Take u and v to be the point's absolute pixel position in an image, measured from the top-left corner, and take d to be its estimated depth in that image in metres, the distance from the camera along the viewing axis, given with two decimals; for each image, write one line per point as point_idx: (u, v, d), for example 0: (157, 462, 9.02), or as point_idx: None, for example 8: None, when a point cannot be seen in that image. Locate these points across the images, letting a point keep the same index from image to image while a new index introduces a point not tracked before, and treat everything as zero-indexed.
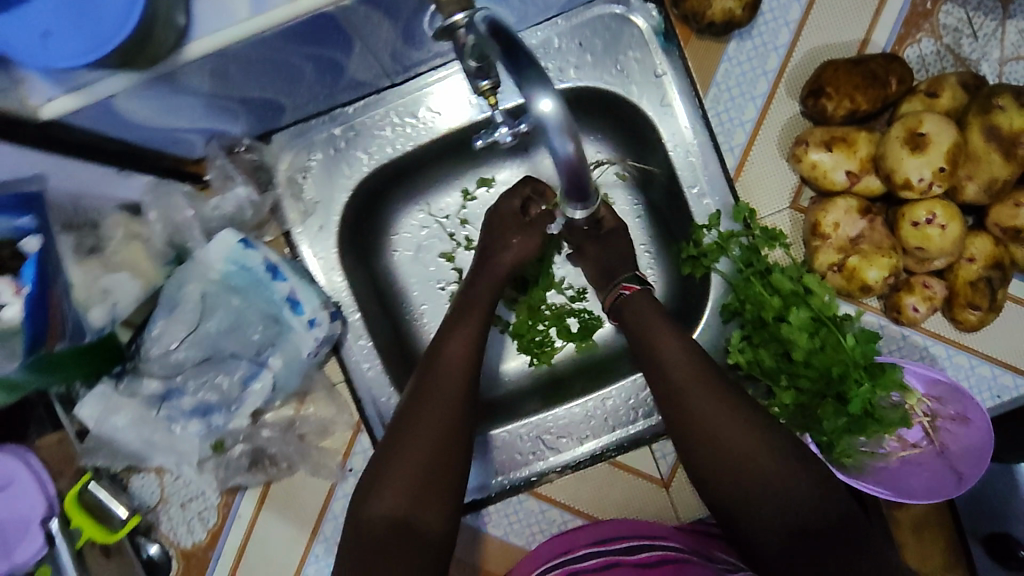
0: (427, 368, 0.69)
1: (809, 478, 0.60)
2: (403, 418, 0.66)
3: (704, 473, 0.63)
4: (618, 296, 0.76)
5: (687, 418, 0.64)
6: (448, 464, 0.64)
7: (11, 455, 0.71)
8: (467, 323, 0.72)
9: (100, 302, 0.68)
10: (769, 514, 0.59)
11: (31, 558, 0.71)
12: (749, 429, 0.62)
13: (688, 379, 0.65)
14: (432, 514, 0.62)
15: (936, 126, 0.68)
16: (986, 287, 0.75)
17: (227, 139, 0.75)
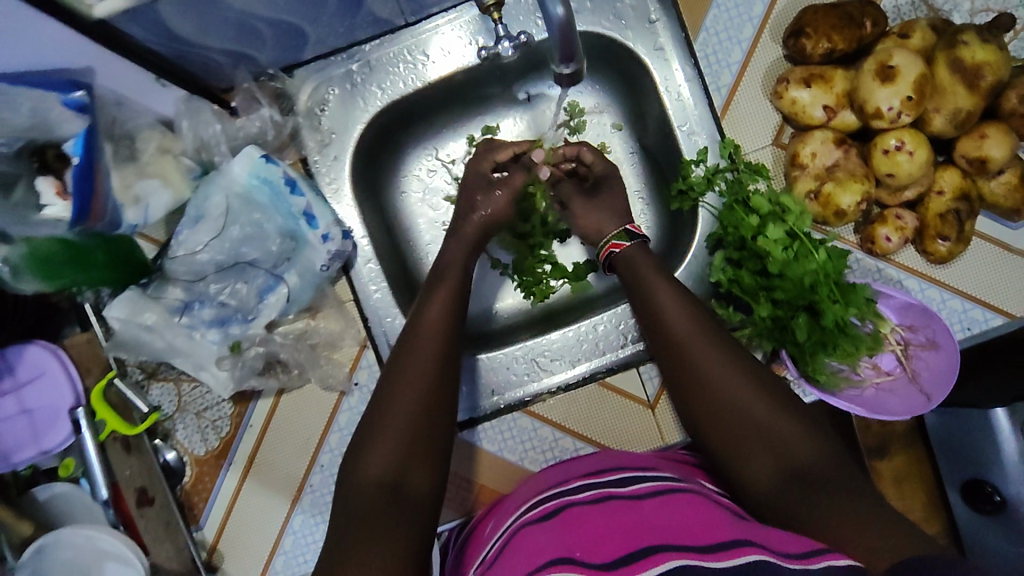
0: (404, 340, 0.73)
1: (798, 418, 0.64)
2: (383, 387, 0.69)
3: (701, 421, 0.68)
4: (609, 254, 0.83)
5: (686, 367, 0.70)
6: (429, 428, 0.66)
7: (43, 348, 0.78)
8: (438, 295, 0.77)
9: (133, 205, 0.78)
10: (757, 453, 0.63)
11: (56, 447, 0.78)
12: (741, 373, 0.67)
13: (685, 333, 0.71)
14: (418, 472, 0.64)
15: (904, 59, 0.73)
16: (954, 219, 0.79)
17: (253, 67, 0.82)
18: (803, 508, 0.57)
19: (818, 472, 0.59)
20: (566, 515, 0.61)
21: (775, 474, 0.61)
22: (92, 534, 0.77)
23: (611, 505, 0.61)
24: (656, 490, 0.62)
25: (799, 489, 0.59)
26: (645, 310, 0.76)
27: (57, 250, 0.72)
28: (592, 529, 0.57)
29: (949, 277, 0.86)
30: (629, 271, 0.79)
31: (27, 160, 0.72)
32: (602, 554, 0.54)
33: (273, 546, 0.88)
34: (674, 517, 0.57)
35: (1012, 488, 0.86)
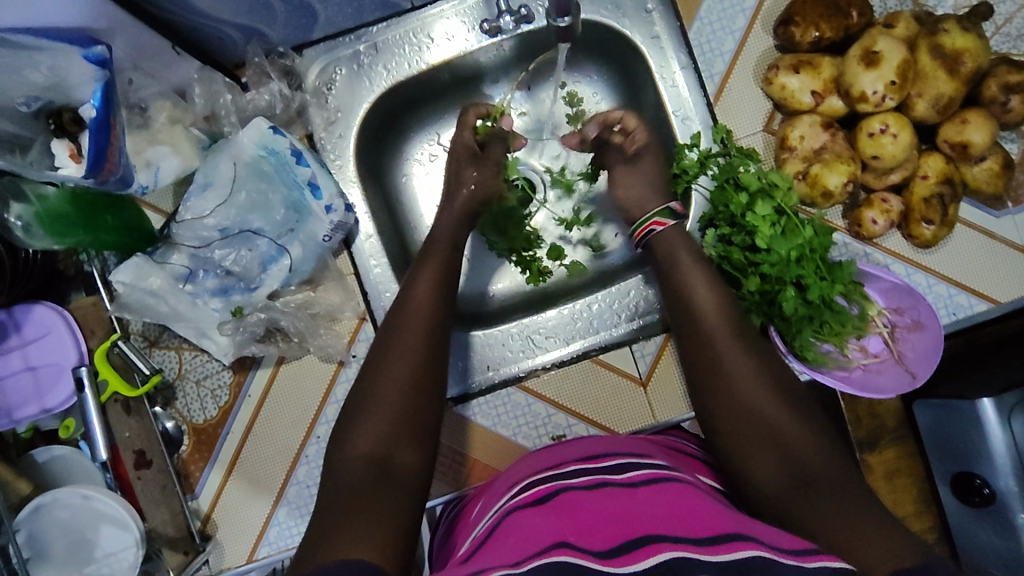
0: (396, 318, 0.72)
1: (810, 424, 0.64)
2: (376, 366, 0.68)
3: (716, 412, 0.67)
4: (651, 231, 0.82)
5: (711, 360, 0.70)
6: (418, 407, 0.66)
7: (49, 308, 0.80)
8: (425, 276, 0.76)
9: (144, 169, 0.79)
10: (766, 450, 0.62)
11: (58, 406, 0.80)
12: (764, 375, 0.67)
13: (716, 328, 0.71)
14: (405, 451, 0.63)
15: (887, 44, 0.77)
16: (937, 202, 0.81)
17: (265, 43, 0.86)
18: (804, 509, 0.57)
19: (822, 474, 0.59)
20: (559, 502, 0.61)
21: (781, 474, 0.60)
22: (89, 494, 0.79)
23: (607, 493, 0.61)
24: (651, 478, 0.63)
25: (803, 490, 0.58)
26: (676, 298, 0.76)
27: (67, 208, 0.75)
28: (588, 519, 0.56)
29: (934, 263, 0.87)
30: (668, 249, 0.80)
31: (44, 122, 0.74)
32: (598, 541, 0.53)
33: (267, 517, 0.88)
34: (665, 509, 0.57)
35: (1001, 481, 0.85)
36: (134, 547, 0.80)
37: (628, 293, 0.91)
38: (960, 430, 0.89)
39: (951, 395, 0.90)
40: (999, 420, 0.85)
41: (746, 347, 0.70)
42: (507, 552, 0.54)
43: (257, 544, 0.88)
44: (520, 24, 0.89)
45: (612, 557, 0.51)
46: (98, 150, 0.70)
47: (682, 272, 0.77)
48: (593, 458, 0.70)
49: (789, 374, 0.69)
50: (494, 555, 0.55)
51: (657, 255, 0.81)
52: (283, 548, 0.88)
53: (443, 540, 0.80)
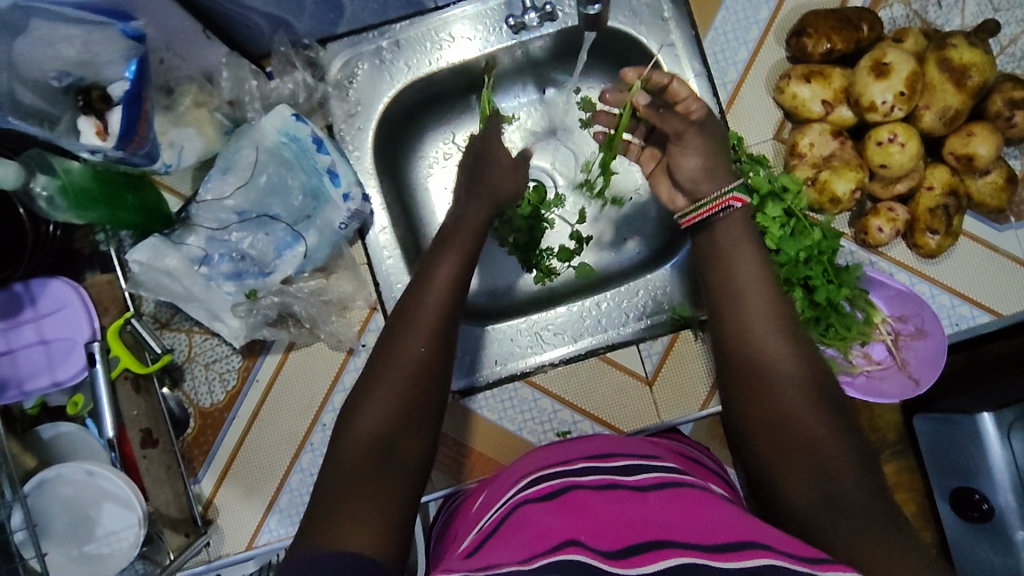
0: (410, 301, 0.66)
1: (850, 442, 0.58)
2: (387, 354, 0.62)
3: (748, 418, 0.62)
4: (726, 208, 0.71)
5: (749, 353, 0.64)
6: (425, 396, 0.61)
7: (65, 283, 0.80)
8: (450, 254, 0.70)
9: (168, 148, 0.81)
10: (799, 464, 0.57)
11: (69, 380, 0.81)
12: (807, 383, 0.62)
13: (759, 323, 0.65)
14: (410, 442, 0.59)
15: (897, 56, 0.79)
16: (943, 213, 0.83)
17: (291, 34, 0.87)
18: (837, 532, 0.52)
19: (856, 496, 0.54)
20: (569, 501, 0.59)
21: (812, 490, 0.55)
22: (94, 471, 0.78)
23: (617, 495, 0.60)
24: (660, 484, 0.63)
25: (835, 510, 0.53)
26: (722, 286, 0.69)
27: (90, 184, 0.75)
28: (599, 520, 0.55)
29: (940, 274, 0.89)
30: (723, 222, 0.71)
31: (74, 98, 0.74)
32: (608, 542, 0.51)
33: (269, 505, 0.88)
34: (676, 514, 0.56)
35: (1000, 497, 0.86)
36: (136, 527, 0.79)
37: (636, 293, 0.92)
38: (959, 446, 0.90)
39: (953, 409, 0.90)
40: (999, 437, 0.86)
41: (789, 349, 0.64)
42: (515, 551, 0.53)
43: (256, 532, 0.88)
44: (544, 22, 0.90)
45: (621, 558, 0.49)
46: (129, 123, 0.75)
47: (721, 249, 0.70)
48: (603, 458, 0.70)
49: (835, 385, 0.63)
50: (500, 554, 0.54)
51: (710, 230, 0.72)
52: (284, 536, 0.88)
53: (440, 534, 0.79)
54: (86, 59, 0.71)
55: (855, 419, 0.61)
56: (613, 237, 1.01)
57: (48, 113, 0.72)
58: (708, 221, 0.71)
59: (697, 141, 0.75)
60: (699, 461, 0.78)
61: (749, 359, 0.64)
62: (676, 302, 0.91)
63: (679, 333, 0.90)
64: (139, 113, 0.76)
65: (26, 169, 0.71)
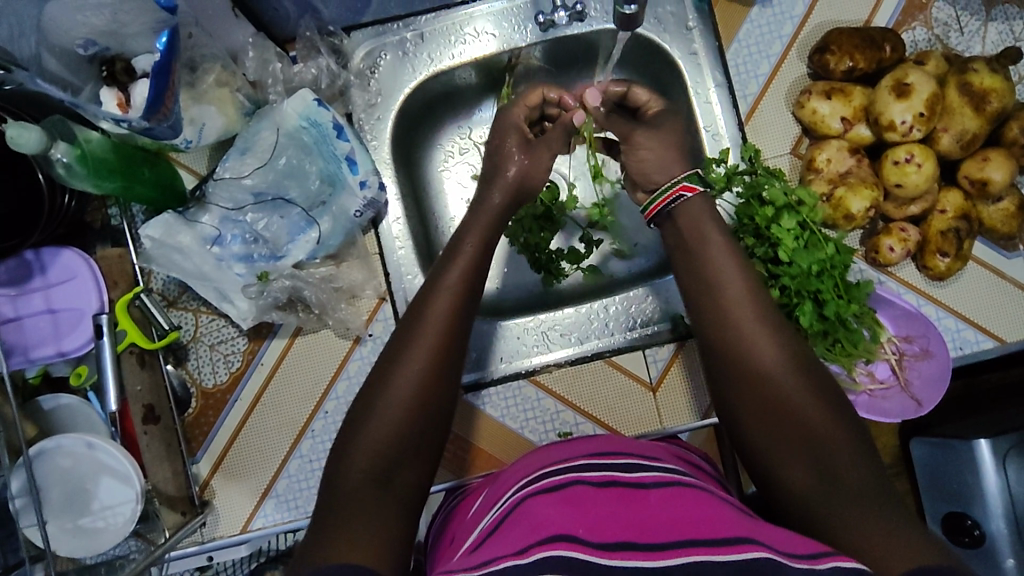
0: (413, 316, 0.65)
1: (845, 425, 0.60)
2: (385, 378, 0.61)
3: (739, 408, 0.63)
4: (679, 197, 0.74)
5: (736, 334, 0.65)
6: (424, 420, 0.60)
7: (76, 254, 0.80)
8: (460, 262, 0.68)
9: (190, 125, 0.78)
10: (796, 451, 0.59)
11: (75, 352, 0.80)
12: (796, 370, 0.63)
13: (746, 320, 0.65)
14: (410, 468, 0.59)
15: (918, 77, 0.80)
16: (954, 236, 0.84)
17: (317, 19, 0.88)
18: (838, 519, 0.55)
19: (854, 480, 0.57)
20: (566, 493, 0.59)
21: (810, 475, 0.58)
22: (94, 443, 0.78)
23: (614, 493, 0.59)
24: (663, 481, 0.62)
25: (837, 496, 0.56)
26: (705, 289, 0.69)
27: (109, 155, 0.74)
28: (595, 514, 0.55)
29: (946, 297, 0.90)
30: (692, 223, 0.73)
31: (97, 68, 0.74)
32: (603, 535, 0.52)
33: (266, 489, 0.87)
34: (678, 512, 0.56)
35: (992, 523, 0.86)
36: (134, 502, 0.78)
37: (644, 298, 0.92)
38: (953, 471, 0.90)
39: (950, 434, 0.91)
40: (993, 463, 0.85)
41: (779, 337, 0.64)
42: (515, 539, 0.53)
43: (251, 516, 0.87)
44: (573, 21, 0.90)
45: (612, 552, 0.50)
46: (157, 94, 0.66)
47: (707, 259, 0.70)
48: (608, 455, 0.67)
49: (823, 368, 0.65)
50: (501, 544, 0.54)
51: (679, 228, 0.74)
52: (279, 522, 0.87)
53: (438, 534, 0.76)
54: (113, 28, 0.71)
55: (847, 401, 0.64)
56: (622, 243, 1.01)
57: (71, 81, 0.71)
58: (702, 234, 0.72)
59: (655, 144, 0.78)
60: (701, 467, 0.76)
61: (737, 339, 0.65)
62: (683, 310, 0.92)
63: (683, 342, 0.91)
64: (167, 84, 0.67)
65: (49, 135, 0.68)
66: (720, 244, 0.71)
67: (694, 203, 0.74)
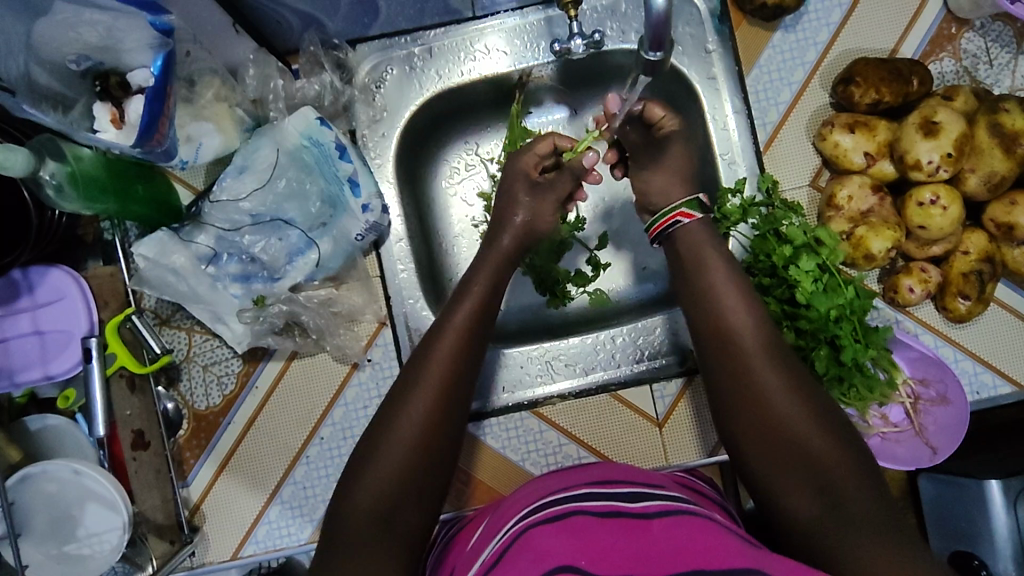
0: (419, 355, 0.63)
1: (852, 452, 0.58)
2: (387, 421, 0.59)
3: (740, 434, 0.62)
4: (675, 223, 0.74)
5: (737, 363, 0.63)
6: (428, 463, 0.58)
7: (65, 273, 0.78)
8: (470, 299, 0.67)
9: (187, 143, 0.75)
10: (798, 479, 0.58)
11: (61, 375, 0.78)
12: (798, 395, 0.61)
13: (749, 347, 0.64)
14: (411, 511, 0.56)
15: (947, 116, 0.77)
16: (976, 279, 0.81)
17: (321, 32, 0.85)
18: (842, 544, 0.53)
19: (860, 506, 0.55)
20: (569, 522, 0.56)
21: (814, 504, 0.56)
22: (80, 469, 0.76)
23: (619, 523, 0.56)
24: (665, 510, 0.59)
25: (843, 521, 0.55)
26: (710, 318, 0.67)
27: (100, 172, 0.71)
28: (598, 546, 0.53)
29: (965, 339, 0.87)
30: (691, 248, 0.72)
31: (91, 82, 0.69)
32: (606, 566, 0.52)
33: (258, 515, 0.85)
34: (682, 544, 0.54)
35: (999, 563, 0.76)
36: (120, 530, 0.76)
37: (654, 330, 0.89)
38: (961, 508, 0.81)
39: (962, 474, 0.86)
40: (1004, 503, 0.76)
41: (779, 364, 0.62)
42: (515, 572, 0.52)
43: (243, 542, 0.85)
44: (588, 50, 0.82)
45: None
46: (151, 120, 0.66)
47: (717, 287, 0.68)
48: (607, 484, 0.63)
49: (829, 396, 0.63)
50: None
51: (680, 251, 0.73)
52: (271, 549, 0.85)
53: (437, 562, 0.69)
54: (107, 45, 0.67)
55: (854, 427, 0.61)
56: (632, 269, 0.97)
57: (63, 95, 0.68)
58: (710, 267, 0.69)
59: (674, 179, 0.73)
60: (703, 492, 0.71)
61: (738, 367, 0.63)
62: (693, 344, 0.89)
63: (692, 377, 0.88)
64: (162, 109, 0.67)
65: (37, 154, 0.65)
66: (723, 281, 0.68)
67: (693, 227, 0.73)
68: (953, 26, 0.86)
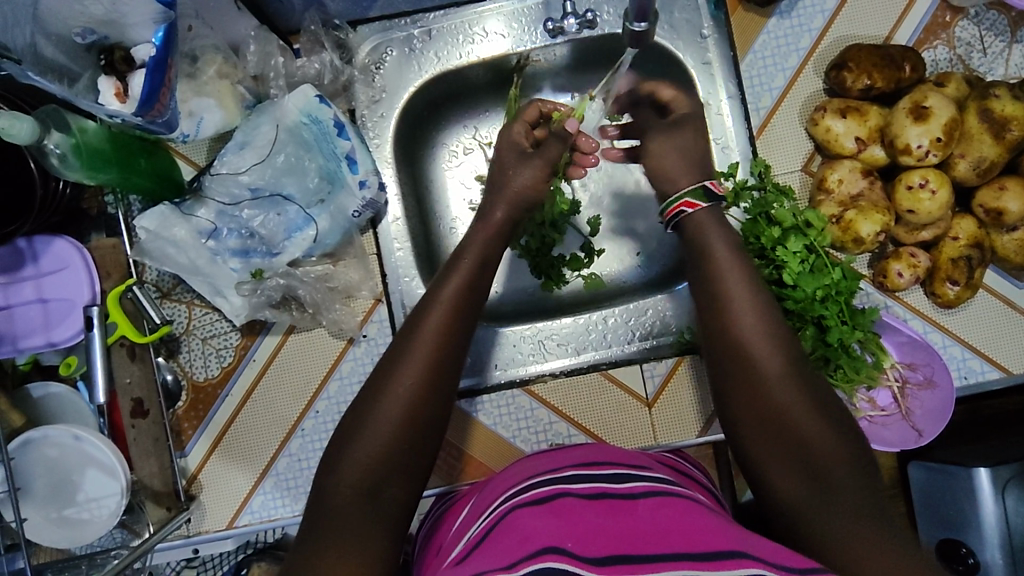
0: (410, 324, 0.62)
1: (842, 437, 0.57)
2: (365, 410, 0.57)
3: (734, 409, 0.61)
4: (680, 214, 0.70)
5: (731, 339, 0.62)
6: (409, 454, 0.56)
7: (69, 244, 0.80)
8: (455, 277, 0.66)
9: (188, 118, 0.78)
10: (791, 464, 0.56)
11: (64, 342, 0.80)
12: (793, 382, 0.59)
13: (747, 321, 0.62)
14: (400, 483, 0.55)
15: (937, 101, 0.78)
16: (965, 265, 0.82)
17: (322, 12, 0.87)
18: (842, 542, 0.51)
19: (848, 497, 0.54)
20: (557, 503, 0.55)
21: (801, 487, 0.55)
22: (81, 435, 0.77)
23: (604, 504, 0.55)
24: (652, 491, 0.58)
25: (832, 512, 0.53)
26: (713, 311, 0.64)
27: (105, 145, 0.72)
28: (586, 526, 0.51)
29: (953, 323, 0.87)
30: (700, 238, 0.68)
31: (96, 56, 0.72)
32: (594, 547, 0.48)
33: (252, 487, 0.87)
34: (669, 523, 0.51)
35: (987, 552, 0.80)
36: (119, 496, 0.78)
37: (646, 312, 0.91)
38: (951, 496, 0.83)
39: (949, 459, 0.85)
40: (993, 493, 0.79)
41: (778, 333, 0.61)
42: (503, 551, 0.50)
43: (238, 512, 0.87)
44: (582, 29, 0.88)
45: (607, 566, 0.46)
46: (152, 90, 0.66)
47: (726, 286, 0.64)
48: (592, 466, 0.62)
49: (821, 379, 0.62)
50: (484, 557, 0.51)
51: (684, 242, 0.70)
52: (266, 519, 0.87)
53: (426, 544, 0.70)
54: (113, 19, 0.68)
55: (848, 414, 0.60)
56: (628, 251, 0.98)
57: (70, 69, 0.70)
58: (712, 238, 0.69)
59: (666, 156, 0.74)
60: (691, 476, 0.71)
61: (735, 342, 0.61)
62: (684, 325, 0.90)
63: (683, 357, 0.89)
64: (163, 81, 0.67)
65: (42, 124, 0.67)
66: (740, 286, 0.64)
67: (700, 218, 0.69)
68: (948, 14, 0.87)
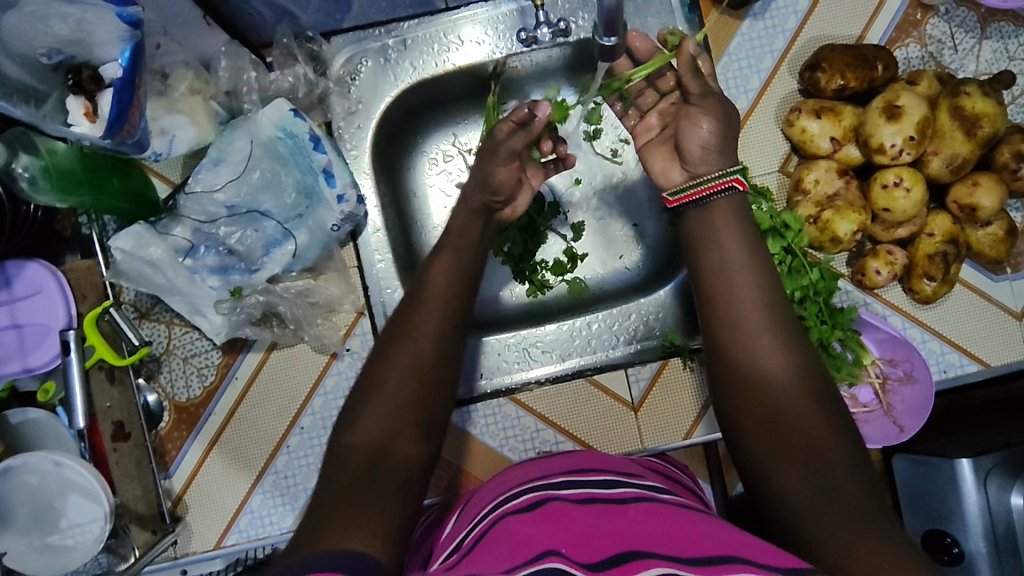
0: (411, 303, 0.63)
1: (844, 438, 0.55)
2: (365, 394, 0.56)
3: (737, 412, 0.59)
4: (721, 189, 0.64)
5: (729, 338, 0.60)
6: (421, 422, 0.56)
7: (42, 266, 0.79)
8: (421, 292, 0.63)
9: (160, 136, 0.76)
10: (793, 457, 0.54)
11: (41, 368, 0.79)
12: (804, 389, 0.57)
13: (743, 318, 0.60)
14: (411, 442, 0.54)
15: (910, 100, 0.78)
16: (941, 260, 0.82)
17: (294, 25, 0.86)
18: (843, 539, 0.49)
19: (849, 498, 0.51)
20: (546, 512, 0.54)
21: (803, 485, 0.53)
22: (61, 461, 0.76)
23: (595, 509, 0.55)
24: (642, 497, 0.57)
25: (830, 508, 0.51)
26: (716, 318, 0.62)
27: (76, 166, 0.71)
28: (580, 531, 0.51)
29: (932, 319, 0.89)
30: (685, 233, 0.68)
31: (63, 76, 0.69)
32: (587, 552, 0.48)
33: (240, 504, 0.86)
34: (657, 526, 0.51)
35: (971, 543, 0.80)
36: (102, 520, 0.77)
37: (629, 317, 0.91)
38: (935, 488, 0.84)
39: (931, 451, 0.86)
40: (975, 486, 0.80)
41: (779, 330, 0.60)
42: (491, 562, 0.49)
43: (226, 531, 0.86)
44: (556, 38, 0.88)
45: (602, 569, 0.46)
46: (120, 112, 0.66)
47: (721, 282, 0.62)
48: (585, 472, 0.62)
49: (827, 379, 0.59)
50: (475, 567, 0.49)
51: None
52: (254, 537, 0.85)
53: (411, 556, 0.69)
54: (80, 38, 0.66)
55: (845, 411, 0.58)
56: (610, 255, 0.98)
57: (37, 88, 0.67)
58: None
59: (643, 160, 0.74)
60: (674, 477, 0.71)
61: (729, 346, 0.60)
62: (667, 328, 0.90)
63: (668, 359, 0.89)
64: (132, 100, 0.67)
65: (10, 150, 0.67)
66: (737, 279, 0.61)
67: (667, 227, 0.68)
68: (919, 12, 0.88)
